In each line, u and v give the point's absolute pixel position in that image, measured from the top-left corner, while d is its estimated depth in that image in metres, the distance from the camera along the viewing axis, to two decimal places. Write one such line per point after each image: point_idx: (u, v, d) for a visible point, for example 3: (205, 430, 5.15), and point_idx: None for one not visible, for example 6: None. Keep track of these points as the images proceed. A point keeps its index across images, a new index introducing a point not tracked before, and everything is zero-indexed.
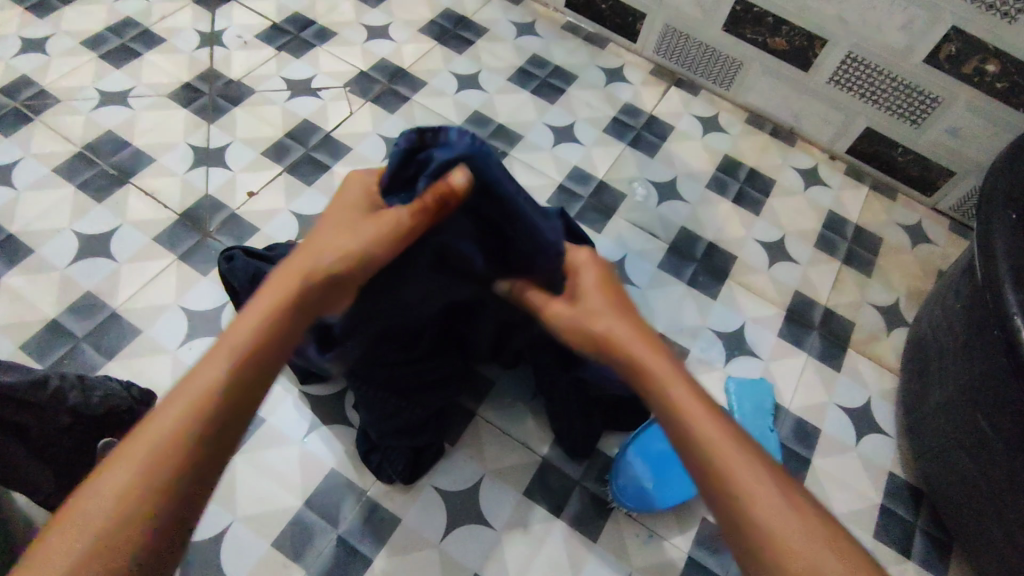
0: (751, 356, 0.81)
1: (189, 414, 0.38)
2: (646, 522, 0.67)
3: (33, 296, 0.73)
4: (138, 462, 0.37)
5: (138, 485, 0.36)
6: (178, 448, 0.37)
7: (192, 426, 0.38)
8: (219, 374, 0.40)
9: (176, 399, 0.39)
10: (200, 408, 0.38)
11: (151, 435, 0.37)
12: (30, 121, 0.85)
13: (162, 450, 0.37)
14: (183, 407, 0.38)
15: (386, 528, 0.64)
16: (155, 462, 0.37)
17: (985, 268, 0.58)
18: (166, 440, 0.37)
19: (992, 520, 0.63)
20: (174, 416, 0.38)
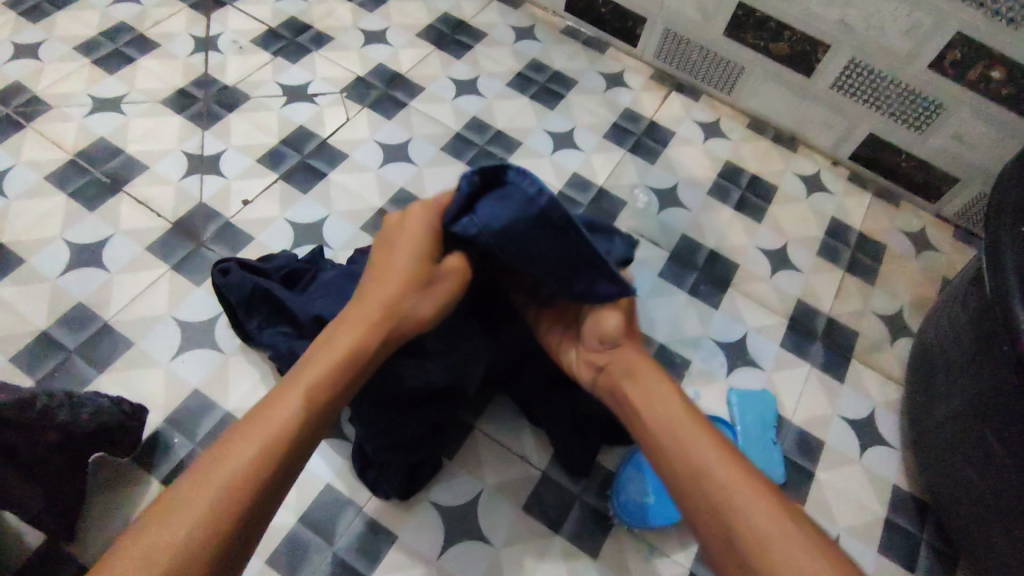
0: (754, 367, 0.79)
1: (266, 454, 0.39)
2: (648, 538, 0.66)
3: (24, 307, 0.72)
4: (218, 490, 0.37)
5: (207, 511, 0.37)
6: (258, 481, 0.39)
7: (271, 461, 0.39)
8: (296, 415, 0.41)
9: (255, 431, 0.40)
10: (278, 441, 0.40)
11: (227, 465, 0.38)
12: (22, 129, 0.84)
13: (240, 479, 0.38)
14: (264, 438, 0.40)
15: (383, 544, 0.63)
16: (228, 493, 0.38)
17: (993, 280, 0.57)
18: (242, 469, 0.38)
19: (999, 536, 0.62)
20: (252, 454, 0.39)
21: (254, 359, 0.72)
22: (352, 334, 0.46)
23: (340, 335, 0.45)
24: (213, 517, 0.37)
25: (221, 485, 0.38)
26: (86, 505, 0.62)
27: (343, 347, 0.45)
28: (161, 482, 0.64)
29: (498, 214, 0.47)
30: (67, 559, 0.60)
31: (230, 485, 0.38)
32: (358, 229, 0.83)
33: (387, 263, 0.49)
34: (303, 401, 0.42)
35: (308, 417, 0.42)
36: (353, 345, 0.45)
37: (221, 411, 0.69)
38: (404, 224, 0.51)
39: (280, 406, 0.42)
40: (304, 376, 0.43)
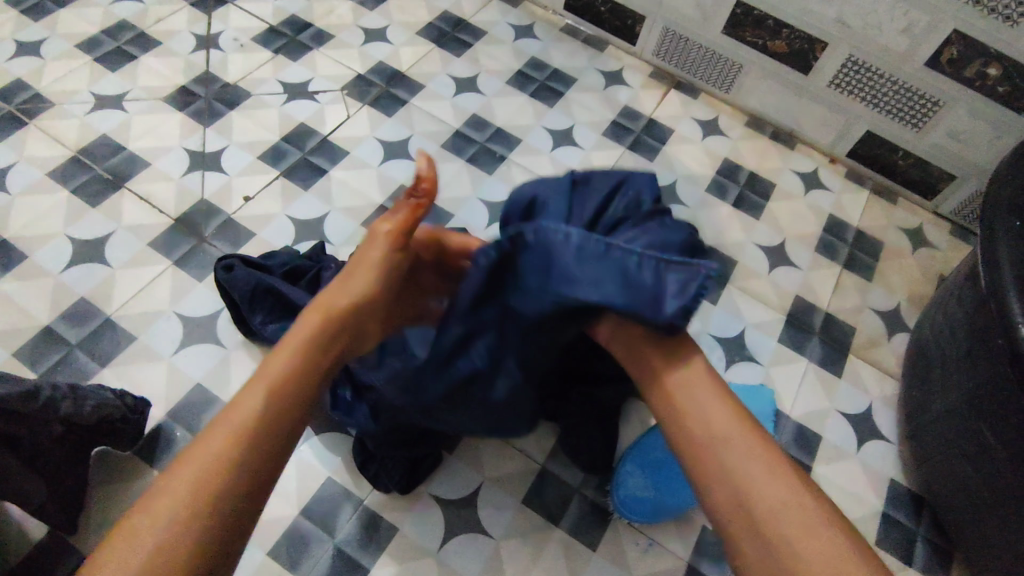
0: (751, 362, 0.80)
1: (236, 443, 0.36)
2: (647, 531, 0.66)
3: (27, 303, 0.72)
4: (189, 477, 0.35)
5: (176, 516, 0.34)
6: (226, 468, 0.36)
7: (238, 445, 0.36)
8: (264, 400, 0.38)
9: (222, 420, 0.37)
10: (238, 439, 0.36)
11: (189, 467, 0.35)
12: (25, 126, 0.84)
13: (207, 478, 0.35)
14: (228, 429, 0.37)
15: (383, 537, 0.64)
16: (193, 495, 0.34)
17: (989, 274, 0.57)
18: (205, 473, 0.35)
19: (994, 528, 0.62)
20: (220, 445, 0.36)
21: (256, 354, 0.72)
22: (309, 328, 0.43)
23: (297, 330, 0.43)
24: (187, 519, 0.34)
25: (184, 489, 0.35)
26: (88, 498, 0.62)
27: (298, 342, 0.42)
28: (163, 475, 0.65)
29: (584, 274, 0.45)
30: (68, 550, 0.60)
31: (194, 486, 0.35)
32: (359, 225, 0.83)
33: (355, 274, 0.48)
34: (265, 395, 0.38)
35: (266, 413, 0.38)
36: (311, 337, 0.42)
37: (224, 405, 0.69)
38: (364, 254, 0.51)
39: (241, 403, 0.38)
40: (260, 374, 0.40)
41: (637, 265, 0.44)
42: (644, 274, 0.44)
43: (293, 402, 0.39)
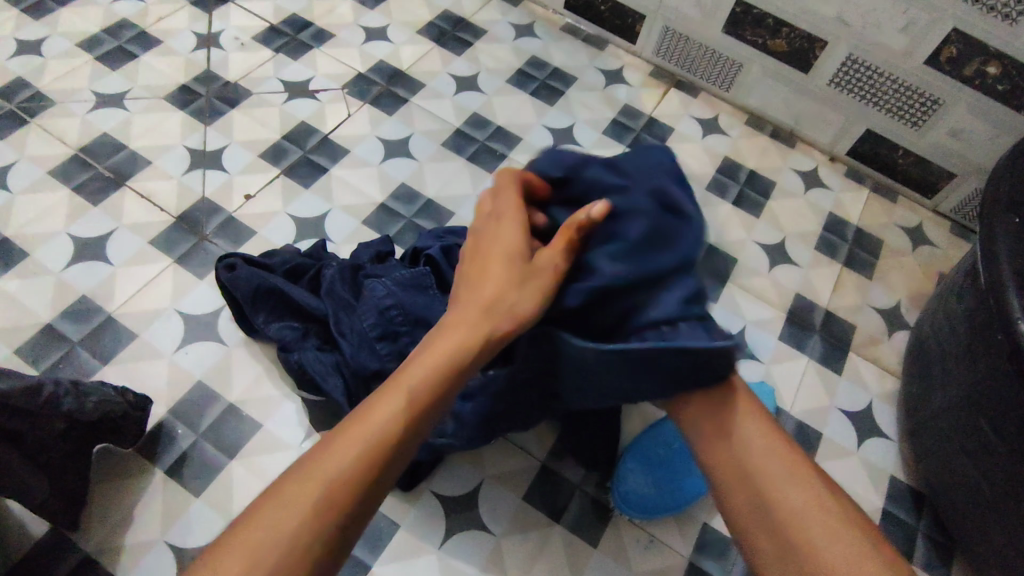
0: (752, 359, 0.80)
1: (365, 461, 0.39)
2: (648, 527, 0.66)
3: (29, 300, 0.72)
4: (321, 488, 0.38)
5: (320, 499, 0.38)
6: (361, 482, 0.39)
7: (372, 458, 0.39)
8: (398, 421, 0.40)
9: (362, 428, 0.40)
10: (384, 439, 0.40)
11: (334, 459, 0.38)
12: (26, 124, 0.84)
13: (349, 472, 0.38)
14: (359, 445, 0.39)
15: (385, 534, 0.64)
16: (339, 482, 0.38)
17: (988, 272, 0.57)
18: (348, 468, 0.39)
19: (995, 524, 0.62)
20: (353, 459, 0.39)
21: (258, 351, 0.72)
22: (466, 337, 0.42)
23: (451, 332, 0.43)
24: (328, 499, 0.38)
25: (327, 478, 0.38)
26: (90, 495, 0.63)
27: (444, 349, 0.42)
28: (164, 472, 0.65)
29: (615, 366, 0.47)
30: (70, 546, 0.60)
31: (340, 476, 0.38)
32: (360, 223, 0.83)
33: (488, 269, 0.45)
34: (403, 405, 0.41)
35: (407, 424, 0.41)
36: (456, 352, 0.42)
37: (225, 403, 0.69)
38: (489, 246, 0.46)
39: (381, 405, 0.41)
40: (407, 376, 0.42)
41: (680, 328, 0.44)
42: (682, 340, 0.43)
43: (431, 410, 0.42)
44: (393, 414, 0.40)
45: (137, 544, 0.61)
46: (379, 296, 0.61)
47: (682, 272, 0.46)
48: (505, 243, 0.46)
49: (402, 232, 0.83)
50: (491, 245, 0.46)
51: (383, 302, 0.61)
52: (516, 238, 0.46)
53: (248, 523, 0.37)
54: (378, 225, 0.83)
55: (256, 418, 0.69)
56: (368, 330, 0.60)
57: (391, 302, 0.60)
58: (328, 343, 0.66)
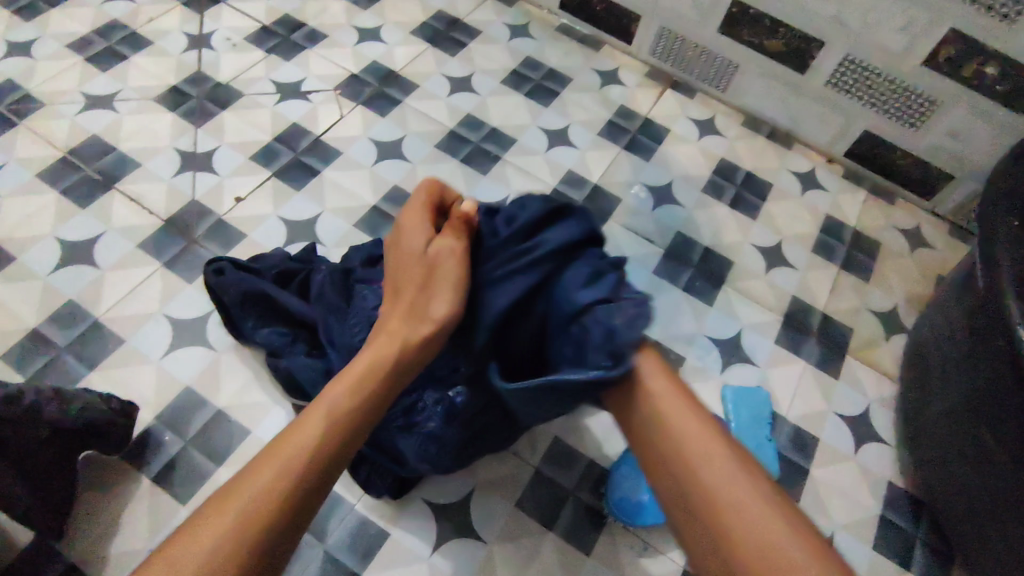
0: (749, 363, 0.79)
1: (288, 473, 0.41)
2: (643, 534, 0.65)
3: (16, 304, 0.71)
4: (246, 502, 0.39)
5: (241, 522, 0.38)
6: (286, 490, 0.40)
7: (296, 470, 0.41)
8: (321, 431, 0.43)
9: (286, 444, 0.42)
10: (305, 450, 0.42)
11: (259, 474, 0.40)
12: (14, 126, 0.83)
13: (270, 491, 0.40)
14: (282, 459, 0.41)
15: (374, 542, 0.63)
16: (260, 502, 0.39)
17: (987, 275, 0.56)
18: (272, 481, 0.40)
19: (994, 531, 0.61)
20: (276, 473, 0.40)
21: (247, 356, 0.71)
22: (382, 350, 0.47)
23: (372, 347, 0.47)
24: (254, 513, 0.39)
25: (246, 503, 0.39)
26: (75, 503, 0.62)
27: (365, 364, 0.46)
28: (151, 479, 0.64)
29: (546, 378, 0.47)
30: (55, 556, 0.59)
31: (263, 497, 0.39)
32: (351, 226, 0.82)
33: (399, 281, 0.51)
34: (323, 422, 0.43)
35: (328, 434, 0.43)
36: (373, 363, 0.46)
37: (214, 409, 0.68)
38: (399, 254, 0.52)
39: (303, 424, 0.43)
40: (325, 397, 0.44)
41: (591, 328, 0.46)
42: (589, 356, 0.46)
43: (354, 419, 0.44)
44: (316, 429, 0.43)
45: (124, 553, 0.60)
46: (370, 307, 0.59)
47: (576, 276, 0.48)
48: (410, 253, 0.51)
49: None
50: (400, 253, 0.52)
51: (374, 313, 0.59)
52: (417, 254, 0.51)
53: (175, 544, 0.38)
54: (370, 228, 0.83)
55: (244, 423, 0.68)
56: (357, 343, 0.59)
57: (382, 313, 0.59)
58: (317, 350, 0.65)
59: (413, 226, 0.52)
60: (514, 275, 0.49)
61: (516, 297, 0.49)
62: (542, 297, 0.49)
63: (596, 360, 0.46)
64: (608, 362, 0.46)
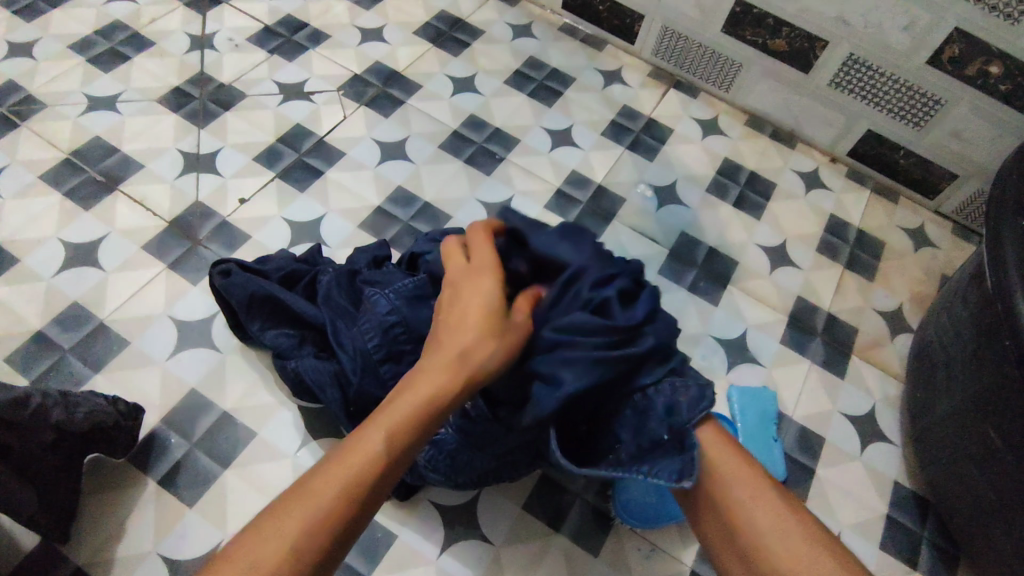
0: (753, 363, 0.79)
1: (343, 499, 0.39)
2: (649, 535, 0.65)
3: (20, 307, 0.71)
4: (298, 523, 0.37)
5: (293, 545, 0.37)
6: (337, 519, 0.38)
7: (351, 497, 0.39)
8: (378, 453, 0.40)
9: (342, 465, 0.39)
10: (361, 478, 0.39)
11: (314, 496, 0.38)
12: (17, 127, 0.83)
13: (329, 516, 0.38)
14: (337, 483, 0.39)
15: (382, 544, 0.63)
16: (310, 527, 0.38)
17: (995, 275, 0.56)
18: (325, 506, 0.38)
19: (1000, 530, 0.61)
20: (332, 497, 0.38)
21: (252, 358, 0.71)
22: (441, 379, 0.43)
23: (429, 367, 0.44)
24: (308, 537, 0.37)
25: (309, 516, 0.38)
26: (81, 506, 0.62)
27: (424, 392, 0.42)
28: (157, 482, 0.64)
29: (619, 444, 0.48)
30: (62, 560, 0.59)
31: (319, 514, 0.38)
32: (356, 227, 0.82)
33: (464, 307, 0.47)
34: (387, 439, 0.40)
35: (386, 462, 0.40)
36: (437, 387, 0.43)
37: (219, 411, 0.68)
38: (461, 291, 0.48)
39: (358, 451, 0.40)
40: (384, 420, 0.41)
41: (654, 400, 0.47)
42: (650, 428, 0.47)
43: (414, 445, 0.42)
44: (375, 450, 0.40)
45: (129, 557, 0.60)
46: (382, 313, 0.58)
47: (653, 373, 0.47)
48: (476, 291, 0.48)
49: (399, 235, 0.82)
50: (464, 289, 0.48)
51: (387, 319, 0.58)
52: (484, 289, 0.48)
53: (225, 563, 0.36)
54: (375, 228, 0.82)
55: (250, 426, 0.68)
56: (371, 351, 0.58)
57: (395, 320, 0.58)
58: (325, 351, 0.65)
59: (475, 277, 0.49)
60: (591, 365, 0.45)
61: (587, 385, 0.45)
62: (618, 384, 0.48)
63: (657, 433, 0.47)
64: (666, 437, 0.47)
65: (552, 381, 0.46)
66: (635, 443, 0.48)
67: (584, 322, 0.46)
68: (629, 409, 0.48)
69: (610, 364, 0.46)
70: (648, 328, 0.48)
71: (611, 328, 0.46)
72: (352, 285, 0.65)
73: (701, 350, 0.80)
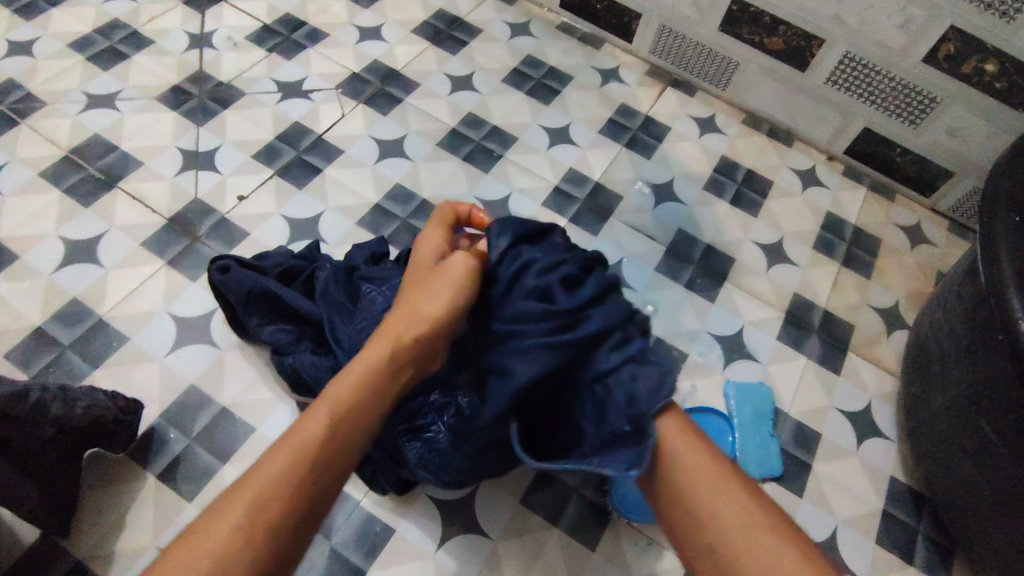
0: (750, 360, 0.79)
1: (291, 465, 0.41)
2: (646, 530, 0.66)
3: (19, 304, 0.71)
4: (249, 492, 0.40)
5: (248, 512, 0.39)
6: (292, 482, 0.41)
7: (300, 462, 0.41)
8: (323, 424, 0.43)
9: (289, 438, 0.42)
10: (308, 446, 0.42)
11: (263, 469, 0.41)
12: (16, 126, 0.83)
13: (276, 484, 0.40)
14: (286, 454, 0.41)
15: (380, 538, 0.63)
16: (263, 496, 0.40)
17: (989, 269, 0.56)
18: (275, 474, 0.41)
19: (995, 523, 0.62)
20: (280, 466, 0.41)
21: (252, 354, 0.72)
22: (381, 347, 0.46)
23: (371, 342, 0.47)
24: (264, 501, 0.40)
25: (261, 485, 0.40)
26: (81, 501, 0.62)
27: (365, 361, 0.46)
28: (156, 477, 0.64)
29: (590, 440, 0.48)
30: (61, 554, 0.59)
31: (269, 481, 0.40)
32: (354, 225, 0.82)
33: (407, 288, 0.51)
34: (329, 410, 0.43)
35: (331, 427, 0.43)
36: (375, 355, 0.46)
37: (218, 407, 0.68)
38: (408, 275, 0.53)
39: (307, 420, 0.43)
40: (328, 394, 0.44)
41: (613, 390, 0.46)
42: (610, 421, 0.46)
43: (359, 409, 0.44)
44: (320, 422, 0.43)
45: (129, 552, 0.60)
46: (381, 313, 0.59)
47: (608, 356, 0.47)
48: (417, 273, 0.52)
49: (397, 233, 0.83)
50: (410, 277, 0.52)
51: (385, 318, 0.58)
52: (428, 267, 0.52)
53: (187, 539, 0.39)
54: (373, 225, 0.83)
55: (249, 422, 0.68)
56: None
57: None
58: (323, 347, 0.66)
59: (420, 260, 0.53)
60: (540, 348, 0.47)
61: (534, 373, 0.46)
62: (572, 369, 0.48)
63: (616, 426, 0.46)
64: (627, 429, 0.46)
65: (505, 373, 0.47)
66: (598, 436, 0.48)
67: (529, 310, 0.48)
68: (591, 399, 0.47)
69: (558, 348, 0.46)
70: (592, 310, 0.48)
71: (550, 313, 0.47)
72: (348, 283, 0.66)
73: (699, 347, 0.80)
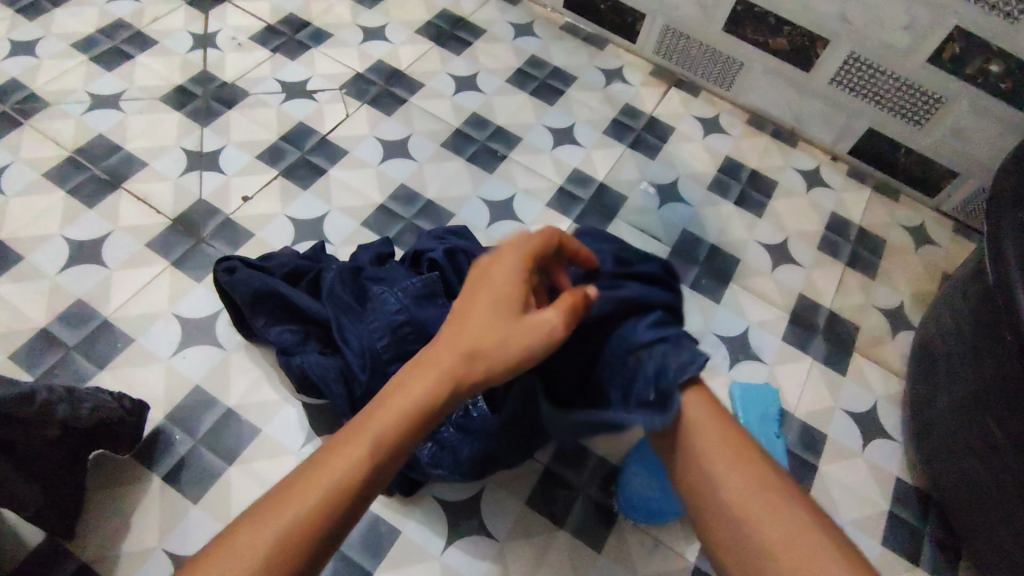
0: (756, 361, 0.79)
1: (327, 502, 0.39)
2: (652, 531, 0.66)
3: (24, 305, 0.71)
4: (278, 526, 0.38)
5: (277, 545, 0.37)
6: (324, 519, 0.38)
7: (337, 499, 0.39)
8: (361, 461, 0.40)
9: (325, 468, 0.39)
10: (342, 487, 0.39)
11: (292, 501, 0.38)
12: (19, 126, 0.83)
13: (309, 518, 0.38)
14: (319, 488, 0.39)
15: (386, 540, 0.63)
16: (293, 530, 0.38)
17: (997, 270, 0.56)
18: (307, 508, 0.38)
19: (1002, 525, 0.62)
20: (313, 504, 0.38)
21: (257, 355, 0.71)
22: (436, 380, 0.42)
23: (425, 368, 0.42)
24: (291, 537, 0.38)
25: (291, 520, 0.38)
26: (86, 503, 0.62)
27: (413, 394, 0.41)
28: (161, 479, 0.64)
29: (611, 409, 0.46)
30: (66, 556, 0.59)
31: (302, 516, 0.38)
32: (358, 225, 0.82)
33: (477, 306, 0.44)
34: (371, 448, 0.40)
35: (367, 469, 0.40)
36: (431, 392, 0.41)
37: (223, 408, 0.68)
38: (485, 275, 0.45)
39: (347, 450, 0.40)
40: (373, 419, 0.41)
41: (645, 362, 0.45)
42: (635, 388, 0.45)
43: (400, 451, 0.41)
44: (357, 460, 0.40)
45: (134, 554, 0.60)
46: (391, 312, 0.59)
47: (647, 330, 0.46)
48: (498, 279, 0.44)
49: (402, 233, 0.82)
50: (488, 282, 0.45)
51: (396, 318, 0.59)
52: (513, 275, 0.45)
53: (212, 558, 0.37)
54: (377, 226, 0.83)
55: (254, 423, 0.68)
56: (380, 350, 0.59)
57: (404, 319, 0.59)
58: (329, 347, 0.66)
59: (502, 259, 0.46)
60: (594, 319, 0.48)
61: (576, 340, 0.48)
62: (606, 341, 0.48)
63: (643, 394, 0.44)
64: (652, 397, 0.44)
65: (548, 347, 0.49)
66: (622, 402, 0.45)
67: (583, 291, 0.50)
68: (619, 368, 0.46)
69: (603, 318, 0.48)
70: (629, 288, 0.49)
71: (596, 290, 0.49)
72: (355, 281, 0.66)
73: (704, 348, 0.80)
